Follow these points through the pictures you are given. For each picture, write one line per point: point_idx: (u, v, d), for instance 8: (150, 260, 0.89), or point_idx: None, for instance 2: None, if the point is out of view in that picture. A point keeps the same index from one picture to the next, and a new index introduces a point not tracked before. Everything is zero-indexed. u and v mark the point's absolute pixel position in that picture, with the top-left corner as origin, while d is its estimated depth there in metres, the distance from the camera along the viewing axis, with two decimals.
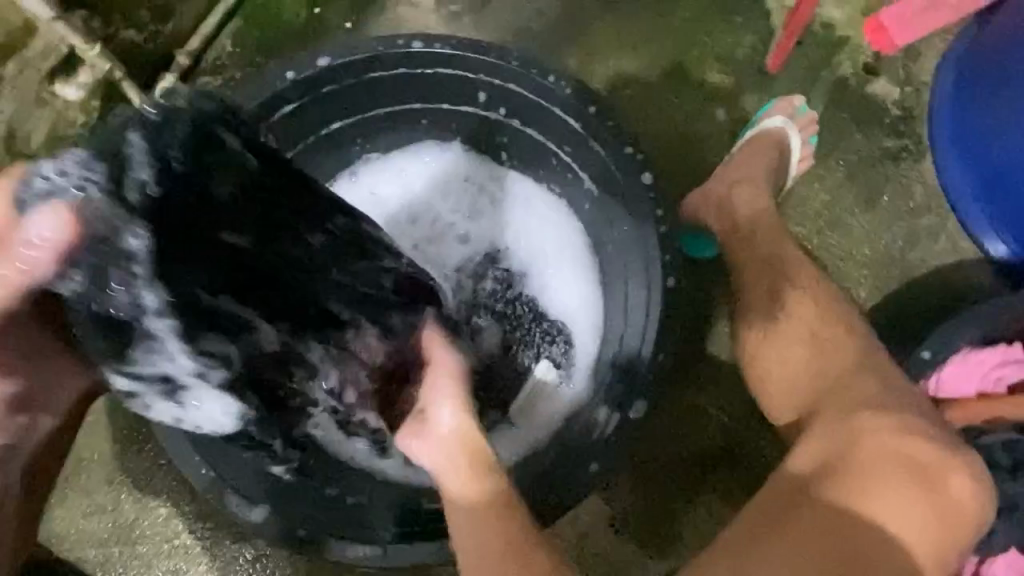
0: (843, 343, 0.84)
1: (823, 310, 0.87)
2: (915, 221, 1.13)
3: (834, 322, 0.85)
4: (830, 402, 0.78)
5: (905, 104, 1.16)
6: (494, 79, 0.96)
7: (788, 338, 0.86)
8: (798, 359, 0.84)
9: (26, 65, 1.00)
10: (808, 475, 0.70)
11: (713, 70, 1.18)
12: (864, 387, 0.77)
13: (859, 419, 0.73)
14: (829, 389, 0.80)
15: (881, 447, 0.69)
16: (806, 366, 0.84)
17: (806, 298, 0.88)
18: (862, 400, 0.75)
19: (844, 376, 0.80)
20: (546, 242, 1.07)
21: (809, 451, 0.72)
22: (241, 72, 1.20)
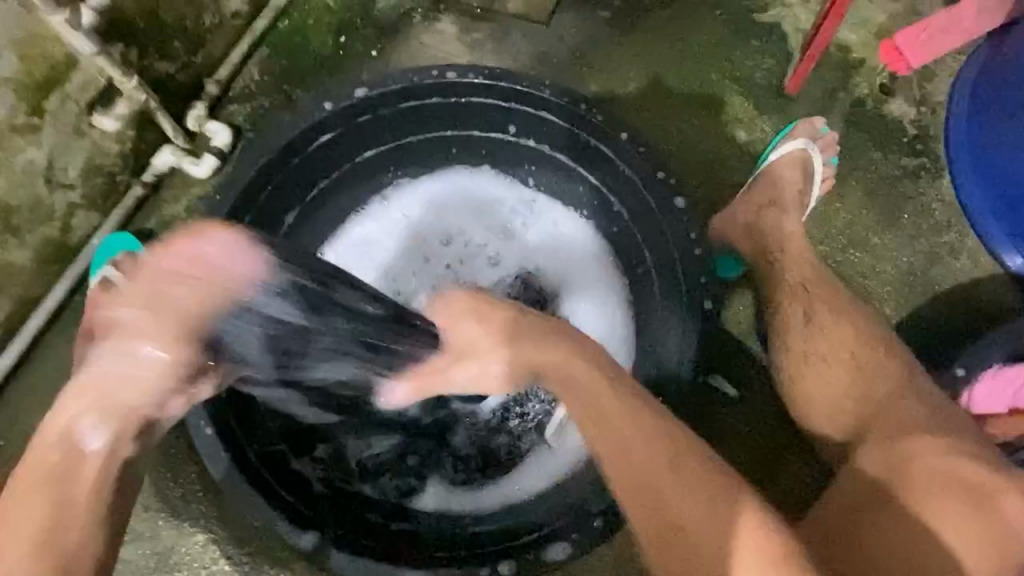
0: (883, 366, 0.85)
1: (859, 332, 0.88)
2: (936, 238, 1.15)
3: (874, 344, 0.87)
4: (874, 426, 0.80)
5: (922, 124, 1.18)
6: (526, 107, 1.00)
7: (827, 357, 0.87)
8: (838, 380, 0.85)
9: (67, 98, 1.01)
10: (866, 492, 0.72)
11: (733, 92, 1.20)
12: (909, 409, 0.79)
13: (911, 440, 0.75)
14: (872, 412, 0.81)
15: (932, 468, 0.71)
16: (847, 387, 0.85)
17: (841, 316, 0.90)
18: (909, 423, 0.77)
19: (885, 400, 0.82)
20: (576, 265, 1.09)
21: (861, 470, 0.75)
22: (269, 100, 1.21)
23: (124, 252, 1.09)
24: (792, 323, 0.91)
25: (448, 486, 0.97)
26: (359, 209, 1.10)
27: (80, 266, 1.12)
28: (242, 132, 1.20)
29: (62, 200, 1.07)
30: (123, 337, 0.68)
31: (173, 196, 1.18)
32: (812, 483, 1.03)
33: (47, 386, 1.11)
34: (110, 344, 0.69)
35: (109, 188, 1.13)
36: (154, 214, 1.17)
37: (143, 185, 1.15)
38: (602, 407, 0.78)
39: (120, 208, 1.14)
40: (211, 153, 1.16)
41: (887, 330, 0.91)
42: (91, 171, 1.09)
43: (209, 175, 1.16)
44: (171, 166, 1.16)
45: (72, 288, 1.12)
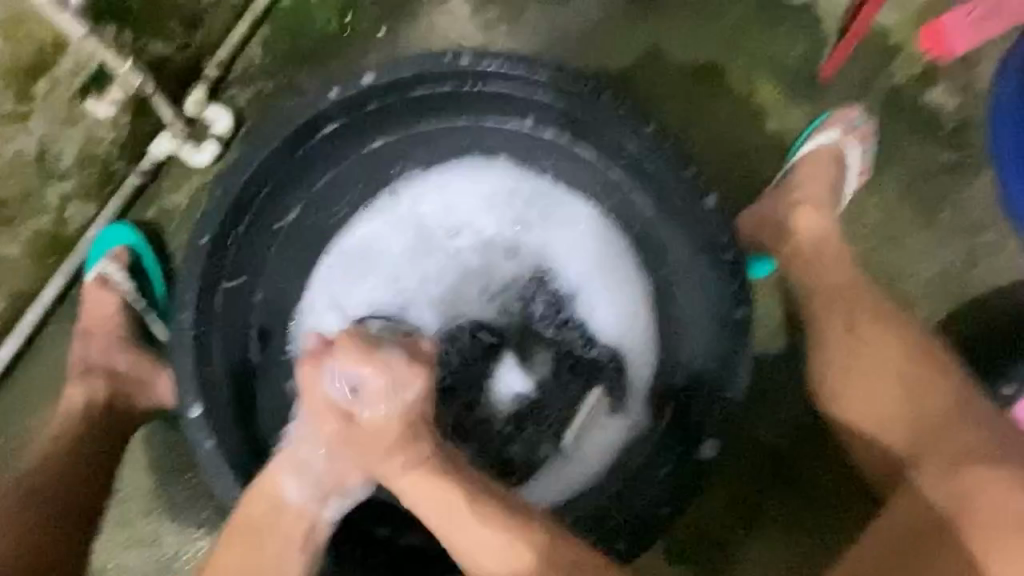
0: (936, 384, 0.82)
1: (912, 351, 0.86)
2: (974, 237, 1.08)
3: (930, 365, 0.84)
4: (930, 451, 0.77)
5: (963, 114, 1.11)
6: (544, 96, 0.94)
7: (876, 376, 0.85)
8: (885, 398, 0.84)
9: (57, 84, 0.94)
10: (924, 526, 0.71)
11: (763, 78, 1.13)
12: (963, 437, 0.76)
13: (968, 474, 0.72)
14: (928, 435, 0.79)
15: (997, 506, 0.68)
16: (896, 409, 0.83)
17: (887, 331, 0.88)
18: (967, 452, 0.75)
19: (941, 423, 0.79)
20: (596, 262, 1.01)
21: (916, 502, 0.74)
22: (270, 84, 1.15)
23: (121, 245, 1.05)
24: (832, 336, 0.89)
25: None
26: (367, 204, 1.02)
27: (76, 261, 1.08)
28: (243, 118, 1.14)
29: (55, 191, 1.02)
30: (313, 452, 0.85)
31: (172, 184, 1.12)
32: (841, 494, 1.00)
33: (43, 384, 1.07)
34: (287, 457, 0.85)
35: (105, 178, 1.08)
36: (151, 204, 1.11)
37: (141, 173, 1.10)
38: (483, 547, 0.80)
39: (118, 197, 1.09)
40: (212, 140, 1.11)
41: (934, 343, 0.88)
42: (85, 160, 1.03)
43: (209, 162, 1.11)
44: (170, 154, 1.10)
45: (66, 284, 1.08)
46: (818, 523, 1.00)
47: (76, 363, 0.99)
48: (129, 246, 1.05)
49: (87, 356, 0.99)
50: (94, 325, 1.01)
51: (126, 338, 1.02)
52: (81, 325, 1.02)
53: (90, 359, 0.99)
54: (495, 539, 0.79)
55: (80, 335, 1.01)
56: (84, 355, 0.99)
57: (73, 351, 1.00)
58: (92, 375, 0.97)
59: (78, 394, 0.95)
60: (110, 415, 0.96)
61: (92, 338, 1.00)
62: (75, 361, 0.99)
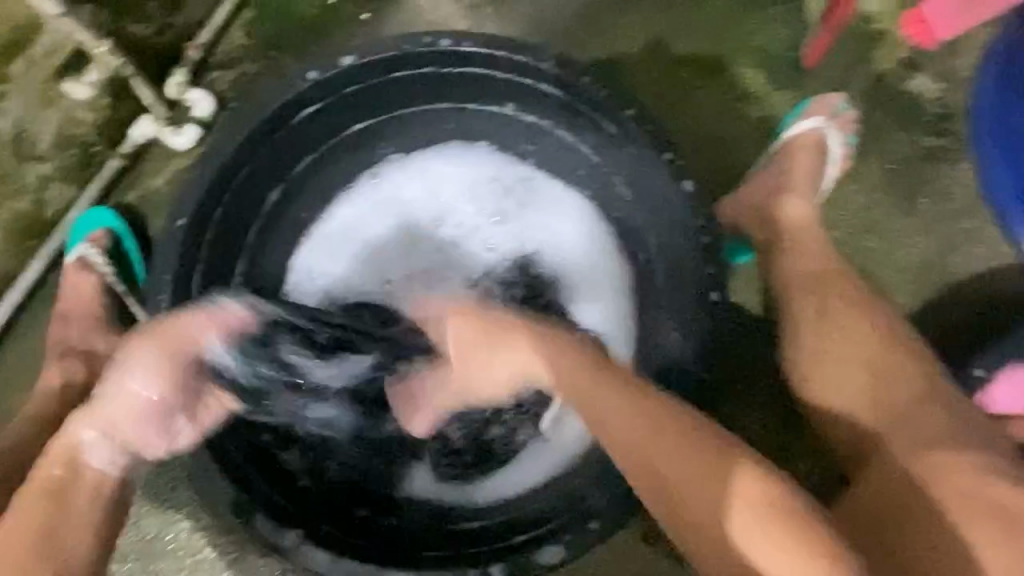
0: (905, 369, 0.83)
1: (880, 335, 0.86)
2: (954, 225, 1.09)
3: (897, 348, 0.85)
4: (899, 434, 0.78)
5: (945, 101, 1.11)
6: (525, 80, 0.93)
7: (846, 359, 0.86)
8: (856, 381, 0.84)
9: (32, 64, 0.95)
10: (896, 505, 0.72)
11: (747, 64, 1.13)
12: (928, 417, 0.77)
13: (932, 457, 0.73)
14: (896, 416, 0.79)
15: (962, 491, 0.68)
16: (862, 392, 0.83)
17: (860, 316, 0.88)
18: (934, 436, 0.75)
19: (908, 407, 0.79)
20: (576, 246, 1.03)
21: (882, 484, 0.75)
22: (254, 67, 1.14)
23: (102, 228, 1.05)
24: (809, 321, 0.90)
25: (440, 477, 0.96)
26: (349, 185, 1.03)
27: (56, 243, 1.07)
28: (225, 102, 1.13)
29: (33, 173, 1.02)
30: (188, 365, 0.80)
31: (153, 168, 1.11)
32: (818, 478, 1.00)
33: (21, 366, 1.07)
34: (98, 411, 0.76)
35: (86, 160, 1.07)
36: (133, 187, 1.10)
37: (122, 156, 1.08)
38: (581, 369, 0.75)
39: (96, 182, 1.07)
40: (193, 124, 1.10)
41: (908, 329, 0.88)
42: (64, 142, 1.03)
43: (188, 147, 1.10)
44: (150, 136, 1.09)
45: (48, 266, 1.07)
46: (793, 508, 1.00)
47: (54, 345, 0.99)
48: (110, 229, 1.05)
49: (66, 339, 0.99)
50: (71, 308, 1.01)
51: (105, 320, 1.02)
52: (59, 308, 1.01)
53: (69, 342, 0.99)
54: (658, 445, 0.68)
55: (58, 319, 1.01)
56: (63, 338, 0.99)
57: (52, 334, 1.00)
58: (69, 358, 0.97)
59: (55, 377, 0.95)
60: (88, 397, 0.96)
61: (71, 320, 1.00)
62: (53, 344, 0.99)
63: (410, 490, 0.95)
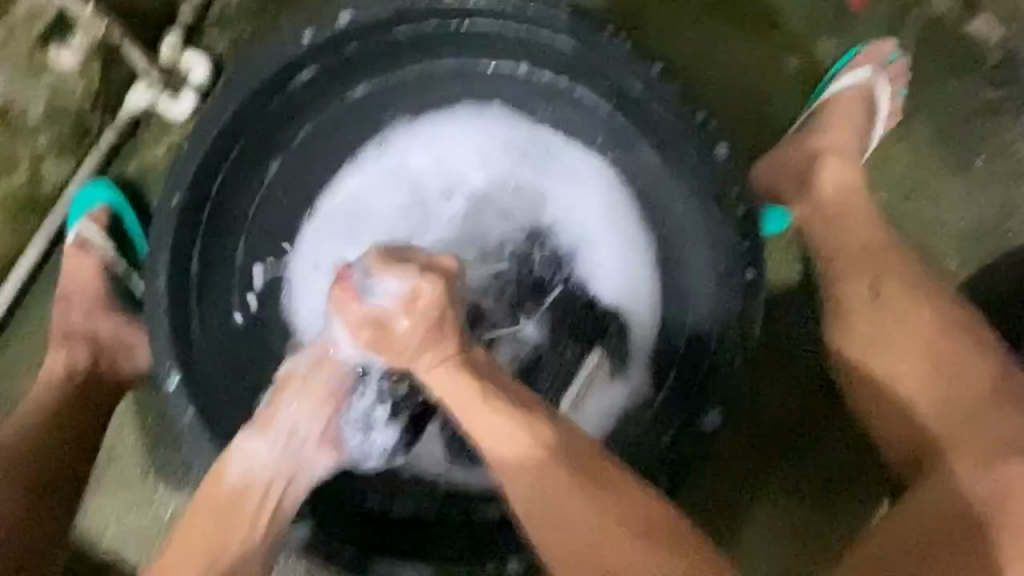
0: (968, 359, 0.77)
1: (936, 314, 0.80)
2: (1015, 184, 0.99)
3: (959, 335, 0.79)
4: (961, 436, 0.72)
5: (1010, 46, 0.99)
6: (541, 33, 0.85)
7: (900, 347, 0.79)
8: (912, 372, 0.78)
9: (15, 28, 0.87)
10: (950, 519, 0.68)
11: (787, 9, 1.01)
12: (1002, 423, 0.72)
13: (1000, 469, 0.68)
14: (963, 416, 0.74)
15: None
16: (922, 384, 0.77)
17: (910, 295, 0.81)
18: (1002, 439, 0.70)
19: (974, 403, 0.74)
20: (599, 215, 0.95)
21: (935, 496, 0.70)
22: (252, 27, 1.06)
23: (101, 204, 1.01)
24: (856, 299, 0.83)
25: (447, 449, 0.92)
26: (351, 156, 0.96)
27: (57, 220, 1.04)
28: (223, 64, 1.05)
29: (26, 147, 0.96)
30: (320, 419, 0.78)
31: (151, 137, 1.06)
32: (853, 460, 0.95)
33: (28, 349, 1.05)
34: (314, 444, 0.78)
35: (80, 132, 1.02)
36: (132, 158, 1.06)
37: (118, 128, 1.04)
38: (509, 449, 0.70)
39: (95, 151, 1.03)
40: (191, 91, 1.03)
41: (970, 310, 0.81)
42: (57, 113, 0.97)
43: (190, 114, 1.04)
44: (147, 106, 1.03)
45: (50, 244, 1.04)
46: (829, 490, 0.95)
47: (57, 329, 0.96)
48: (109, 205, 1.00)
49: (69, 322, 0.96)
50: (73, 289, 0.98)
51: (109, 302, 0.98)
52: (60, 290, 0.98)
53: (72, 325, 0.96)
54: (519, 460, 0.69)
55: (60, 301, 0.98)
56: (65, 322, 0.96)
57: (55, 317, 0.97)
58: (73, 341, 0.95)
59: (61, 361, 0.93)
60: (93, 379, 0.94)
61: (73, 303, 0.98)
62: (57, 326, 0.97)
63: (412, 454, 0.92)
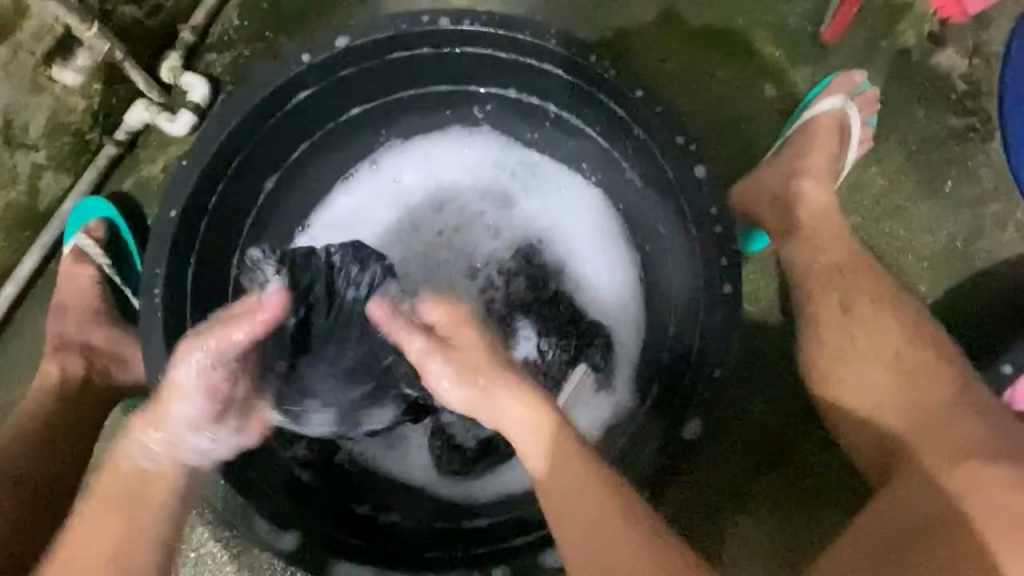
0: (932, 372, 0.80)
1: (908, 331, 0.83)
2: (981, 208, 1.04)
3: (929, 351, 0.82)
4: (927, 439, 0.75)
5: (974, 78, 1.05)
6: (530, 61, 0.89)
7: (869, 359, 0.83)
8: (879, 382, 0.81)
9: (19, 49, 0.89)
10: (922, 520, 0.69)
11: (764, 41, 1.07)
12: (967, 427, 0.74)
13: (962, 470, 0.70)
14: (927, 422, 0.76)
15: (994, 499, 0.66)
16: (889, 393, 0.80)
17: (883, 313, 0.85)
18: (968, 442, 0.72)
19: (941, 410, 0.76)
20: (583, 232, 0.99)
21: (903, 496, 0.72)
22: (249, 50, 1.09)
23: (97, 218, 1.02)
24: (829, 315, 0.86)
25: (435, 463, 0.95)
26: (347, 175, 1.01)
27: (53, 233, 1.05)
28: (221, 86, 1.09)
29: (26, 162, 0.98)
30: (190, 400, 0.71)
31: (149, 154, 1.08)
32: (833, 473, 0.98)
33: (21, 360, 1.06)
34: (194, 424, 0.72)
35: (80, 147, 1.04)
36: (129, 174, 1.08)
37: (116, 143, 1.06)
38: (531, 438, 0.71)
39: (92, 167, 1.05)
40: (188, 109, 1.06)
41: (938, 329, 0.85)
42: (57, 128, 0.99)
43: (188, 131, 1.06)
44: (145, 122, 1.06)
45: (45, 257, 1.06)
46: (810, 503, 0.97)
47: (51, 339, 0.98)
48: (105, 219, 1.02)
49: (64, 332, 0.98)
50: (68, 301, 0.99)
51: (103, 312, 1.00)
52: (56, 301, 1.00)
53: (65, 336, 0.98)
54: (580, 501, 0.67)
55: (55, 312, 0.99)
56: (59, 332, 0.98)
57: (49, 327, 0.99)
58: (67, 350, 0.96)
59: (53, 371, 0.94)
60: (84, 390, 0.95)
61: (67, 314, 0.99)
62: (50, 336, 0.98)
63: (401, 464, 0.95)
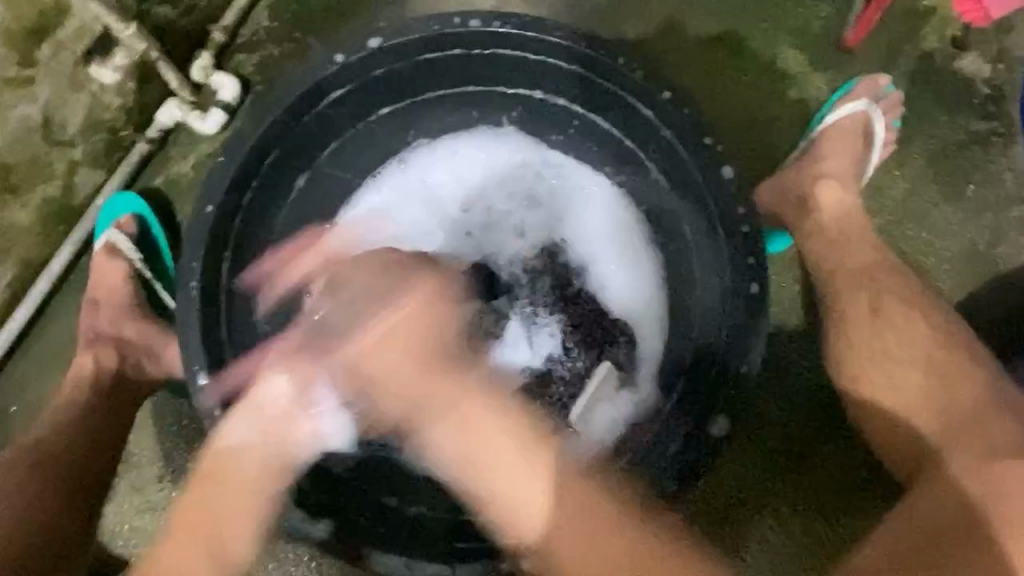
0: (962, 373, 0.81)
1: (937, 333, 0.84)
2: (1003, 212, 1.04)
3: (956, 350, 0.82)
4: (959, 441, 0.76)
5: (996, 83, 1.06)
6: (558, 62, 0.91)
7: (897, 359, 0.83)
8: (910, 383, 0.82)
9: (60, 48, 0.92)
10: (953, 518, 0.69)
11: (786, 45, 1.08)
12: (1000, 429, 0.75)
13: (996, 468, 0.70)
14: (959, 424, 0.77)
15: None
16: (920, 396, 0.81)
17: (909, 315, 0.85)
18: (1001, 444, 0.73)
19: (973, 413, 0.77)
20: (608, 232, 1.00)
21: (939, 496, 0.72)
22: (278, 50, 1.11)
23: (130, 213, 1.04)
24: (853, 315, 0.87)
25: None
26: (374, 173, 1.01)
27: (85, 228, 1.08)
28: (251, 86, 1.11)
29: (64, 157, 1.00)
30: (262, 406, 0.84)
31: (180, 152, 1.11)
32: (854, 472, 0.98)
33: (54, 352, 1.08)
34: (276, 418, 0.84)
35: (112, 145, 1.06)
36: (160, 171, 1.10)
37: (148, 140, 1.08)
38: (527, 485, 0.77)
39: (125, 163, 1.08)
40: (219, 108, 1.08)
41: (963, 328, 0.86)
42: (93, 126, 1.02)
43: (219, 129, 1.08)
44: (177, 120, 1.08)
45: (76, 251, 1.08)
46: (833, 502, 0.98)
47: (85, 332, 1.00)
48: (137, 214, 1.04)
49: (97, 325, 1.00)
50: (101, 294, 1.01)
51: (135, 307, 1.02)
52: (89, 295, 1.02)
53: (99, 330, 1.00)
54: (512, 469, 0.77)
55: (88, 305, 1.01)
56: (93, 325, 1.00)
57: (83, 320, 1.01)
58: (101, 343, 0.98)
59: (87, 363, 0.97)
60: (117, 383, 0.97)
61: (101, 307, 1.01)
62: (84, 330, 1.00)
63: None
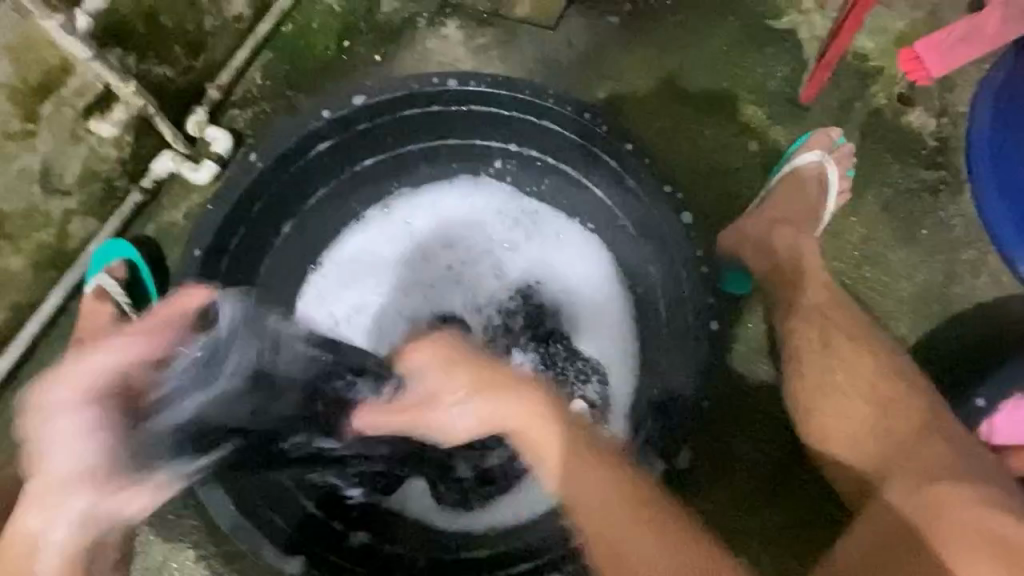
0: (905, 402, 0.85)
1: (886, 367, 0.88)
2: (955, 255, 1.10)
3: (901, 382, 0.86)
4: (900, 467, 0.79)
5: (942, 136, 1.13)
6: (529, 117, 0.97)
7: (846, 392, 0.87)
8: (857, 414, 0.85)
9: (62, 104, 0.98)
10: (894, 540, 0.72)
11: (746, 102, 1.15)
12: (936, 451, 0.78)
13: (932, 491, 0.74)
14: (896, 451, 0.81)
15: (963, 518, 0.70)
16: (869, 425, 0.84)
17: (860, 351, 0.89)
18: (940, 470, 0.76)
19: (913, 437, 0.81)
20: (579, 274, 1.06)
21: (879, 519, 0.75)
22: (270, 107, 1.18)
23: (121, 258, 1.08)
24: (808, 353, 0.91)
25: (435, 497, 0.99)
26: (359, 217, 1.07)
27: (75, 274, 1.10)
28: (242, 138, 1.17)
29: (59, 207, 1.05)
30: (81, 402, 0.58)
31: (173, 201, 1.16)
32: (820, 505, 1.01)
33: None
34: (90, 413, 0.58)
35: (106, 195, 1.11)
36: (152, 220, 1.15)
37: (141, 190, 1.12)
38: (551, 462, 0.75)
39: (117, 215, 1.11)
40: (211, 160, 1.14)
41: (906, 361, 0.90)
42: (88, 176, 1.07)
43: (208, 181, 1.13)
44: (170, 172, 1.12)
45: (65, 296, 1.10)
46: (799, 536, 1.01)
47: None
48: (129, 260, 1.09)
49: None
50: None
51: None
52: None
53: None
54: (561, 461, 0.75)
55: None
56: None
57: None
58: None
59: None
60: None
61: None
62: None
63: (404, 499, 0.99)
